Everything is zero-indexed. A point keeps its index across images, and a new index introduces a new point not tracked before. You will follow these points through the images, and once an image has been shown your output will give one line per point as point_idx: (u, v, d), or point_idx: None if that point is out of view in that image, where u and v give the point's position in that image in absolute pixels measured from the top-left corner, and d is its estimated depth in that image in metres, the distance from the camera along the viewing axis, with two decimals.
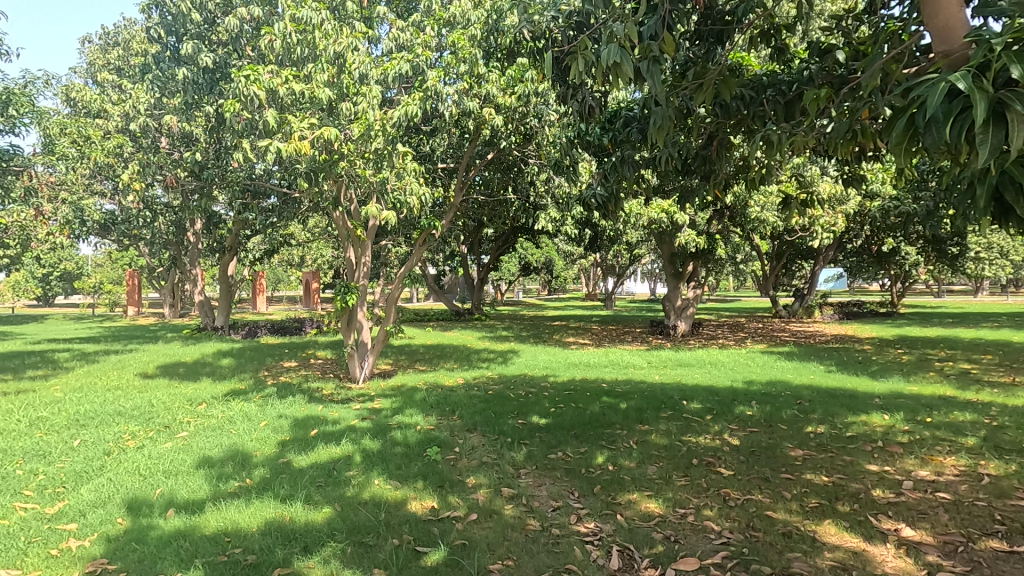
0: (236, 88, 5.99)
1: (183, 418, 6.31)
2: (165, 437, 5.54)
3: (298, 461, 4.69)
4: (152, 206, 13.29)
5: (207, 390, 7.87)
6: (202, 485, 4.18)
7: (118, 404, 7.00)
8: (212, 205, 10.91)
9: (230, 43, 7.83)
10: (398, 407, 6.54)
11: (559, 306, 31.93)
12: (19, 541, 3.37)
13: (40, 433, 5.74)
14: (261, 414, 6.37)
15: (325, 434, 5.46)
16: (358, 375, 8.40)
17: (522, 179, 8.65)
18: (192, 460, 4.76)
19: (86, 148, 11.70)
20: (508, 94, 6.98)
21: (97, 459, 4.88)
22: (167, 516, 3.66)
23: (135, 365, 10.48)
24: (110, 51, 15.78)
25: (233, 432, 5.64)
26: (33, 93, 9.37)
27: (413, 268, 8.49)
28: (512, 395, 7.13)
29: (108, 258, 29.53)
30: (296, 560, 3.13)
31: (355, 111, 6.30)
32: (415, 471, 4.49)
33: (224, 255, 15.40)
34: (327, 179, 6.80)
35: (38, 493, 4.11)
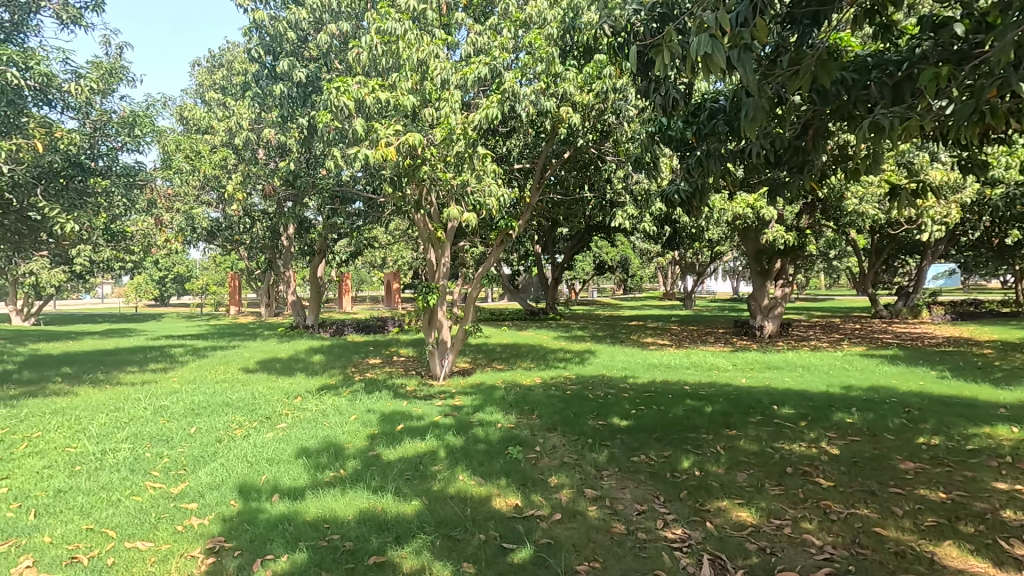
0: (328, 99, 6.33)
1: (283, 410, 6.78)
2: (267, 427, 5.98)
3: (387, 455, 4.90)
4: (252, 213, 14.32)
5: (302, 384, 8.41)
6: (303, 474, 4.46)
7: (226, 396, 7.64)
8: (304, 211, 11.61)
9: (321, 58, 8.23)
10: (479, 405, 6.67)
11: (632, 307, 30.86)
12: (151, 516, 3.74)
13: (163, 420, 6.38)
14: (351, 408, 6.71)
15: (411, 428, 5.68)
16: (439, 373, 8.63)
17: (599, 177, 8.60)
18: (291, 450, 5.11)
19: (197, 163, 12.91)
20: (585, 92, 6.90)
21: (210, 445, 5.35)
22: (273, 501, 3.96)
23: (237, 360, 11.38)
24: (216, 72, 17.30)
25: (326, 425, 5.98)
26: (154, 113, 10.43)
27: (491, 268, 8.59)
28: (591, 396, 7.05)
29: (215, 262, 32.56)
30: (389, 549, 3.26)
31: (438, 117, 6.51)
32: (498, 468, 4.57)
33: (315, 258, 16.44)
34: (410, 183, 7.08)
35: (164, 474, 4.55)
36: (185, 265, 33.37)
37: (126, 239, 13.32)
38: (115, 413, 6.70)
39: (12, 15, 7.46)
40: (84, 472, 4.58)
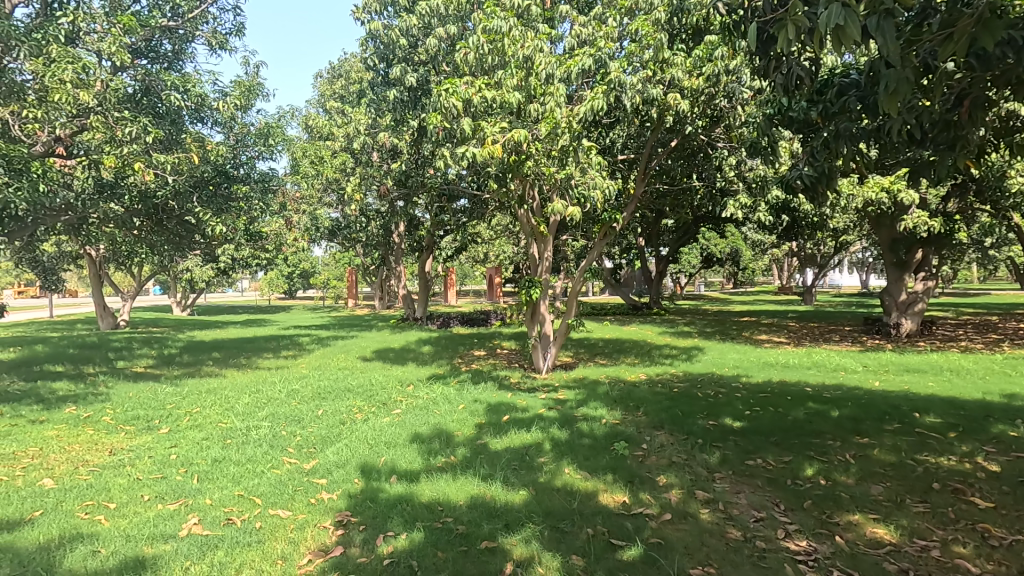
0: (437, 101, 6.59)
1: (397, 397, 7.22)
2: (384, 413, 6.40)
3: (494, 444, 5.05)
4: (367, 213, 15.35)
5: (413, 374, 8.89)
6: (417, 458, 4.73)
7: (347, 382, 8.29)
8: (413, 209, 12.21)
9: (430, 61, 8.60)
10: (583, 400, 6.65)
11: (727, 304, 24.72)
12: (289, 488, 4.16)
13: (295, 402, 7.07)
14: (459, 398, 6.99)
15: (516, 420, 5.80)
16: (542, 367, 8.72)
17: (709, 165, 8.27)
18: (406, 435, 5.42)
19: (321, 167, 14.06)
20: (694, 76, 6.57)
21: (336, 426, 5.85)
22: (392, 481, 4.24)
23: (356, 350, 12.29)
24: (335, 82, 18.70)
25: (437, 413, 6.27)
26: (284, 124, 11.53)
27: (594, 262, 8.49)
28: (700, 395, 6.75)
29: (335, 258, 35.31)
30: (500, 536, 3.36)
31: (542, 111, 6.51)
32: (604, 463, 4.52)
33: (423, 254, 17.24)
34: (515, 179, 7.20)
35: (298, 451, 5.04)
36: (310, 262, 36.55)
37: (262, 239, 14.87)
38: (257, 394, 7.53)
39: (173, 45, 8.58)
40: (234, 445, 5.19)
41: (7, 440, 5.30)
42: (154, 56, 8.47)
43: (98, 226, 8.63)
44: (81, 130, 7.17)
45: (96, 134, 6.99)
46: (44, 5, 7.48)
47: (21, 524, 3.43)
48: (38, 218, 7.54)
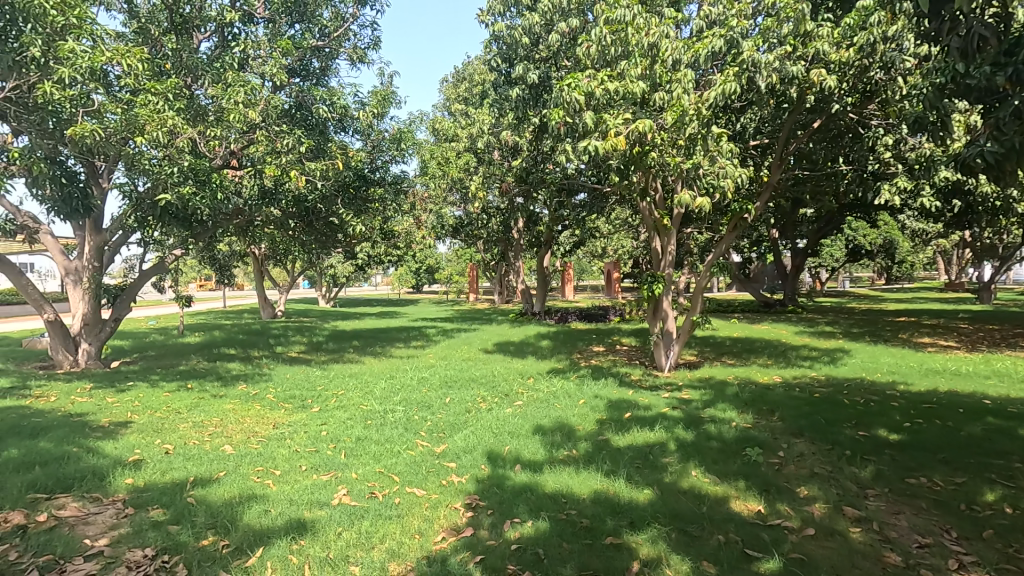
0: (559, 97, 6.60)
1: (518, 389, 7.41)
2: (507, 403, 6.61)
3: (616, 441, 4.99)
4: (489, 210, 15.86)
5: (533, 367, 9.06)
6: (540, 449, 4.82)
7: (472, 373, 8.67)
8: (533, 204, 12.39)
9: (552, 57, 8.68)
10: (710, 401, 6.32)
11: (871, 305, 21.09)
12: (422, 468, 4.46)
13: (425, 389, 7.54)
14: (579, 392, 7.00)
15: (639, 418, 5.67)
16: (664, 364, 8.41)
17: (859, 146, 7.44)
18: (528, 426, 5.54)
19: (447, 168, 14.78)
20: (843, 48, 5.92)
21: (462, 414, 6.14)
22: (516, 470, 4.36)
23: (478, 342, 12.80)
24: (460, 85, 19.51)
25: (558, 406, 6.33)
26: (414, 128, 12.28)
27: (722, 255, 7.99)
28: (847, 402, 6.09)
29: (458, 255, 37.02)
30: (625, 533, 3.31)
31: (669, 99, 6.26)
32: (736, 469, 4.27)
33: (542, 250, 17.44)
34: (637, 170, 7.02)
35: (429, 435, 5.38)
36: (435, 259, 38.59)
37: (394, 237, 16.01)
38: (392, 380, 8.16)
39: (321, 63, 9.53)
40: (373, 426, 5.67)
41: (196, 410, 6.28)
42: (306, 74, 9.43)
43: (262, 227, 9.86)
44: (249, 144, 8.24)
45: (260, 147, 7.98)
46: (221, 38, 8.68)
47: (211, 482, 4.05)
48: (217, 222, 8.79)
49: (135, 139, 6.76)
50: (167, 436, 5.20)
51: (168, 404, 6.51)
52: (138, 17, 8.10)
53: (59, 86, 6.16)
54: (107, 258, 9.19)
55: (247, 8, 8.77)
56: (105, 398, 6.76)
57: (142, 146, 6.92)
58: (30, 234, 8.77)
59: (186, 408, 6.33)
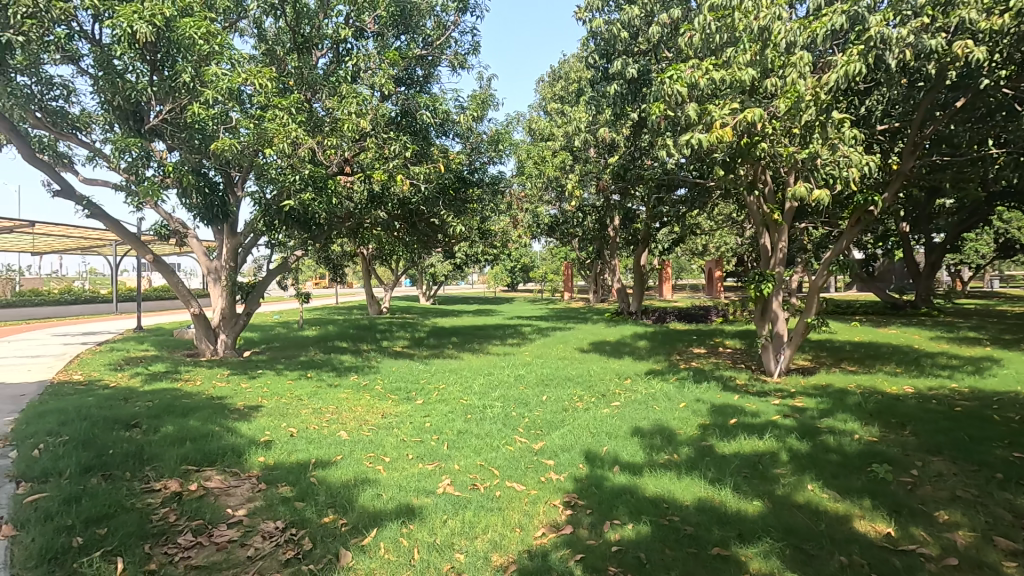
0: (660, 90, 6.41)
1: (615, 389, 7.30)
2: (604, 404, 6.53)
3: (721, 448, 4.76)
4: (585, 208, 15.75)
5: (631, 368, 8.88)
6: (639, 452, 4.71)
7: (568, 371, 8.67)
8: (631, 201, 12.14)
9: (652, 50, 8.47)
10: (827, 410, 5.83)
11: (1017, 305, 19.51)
12: (521, 464, 4.53)
13: (522, 386, 7.66)
14: (680, 395, 6.75)
15: (746, 424, 5.36)
16: (774, 369, 7.88)
17: (1014, 126, 6.52)
18: (627, 428, 5.44)
19: (543, 167, 14.89)
20: (994, 15, 5.22)
21: (559, 412, 6.16)
22: (615, 471, 4.31)
23: (573, 341, 12.76)
24: (556, 84, 19.54)
25: (657, 409, 6.15)
26: (511, 129, 12.50)
27: (843, 252, 7.32)
28: (997, 418, 5.35)
29: (552, 254, 37.14)
30: (734, 545, 3.16)
31: (782, 86, 5.87)
32: (859, 485, 3.90)
33: (639, 248, 17.02)
34: (745, 163, 6.65)
35: (527, 432, 5.46)
36: (530, 257, 38.92)
37: (492, 237, 16.40)
38: (490, 376, 8.37)
39: (424, 71, 10.01)
40: (473, 420, 5.86)
41: (315, 397, 6.85)
42: (411, 82, 9.93)
43: (370, 229, 10.52)
44: (361, 152, 8.83)
45: (370, 153, 8.50)
46: (336, 54, 9.35)
47: (330, 464, 4.40)
48: (332, 225, 9.51)
49: (264, 151, 7.47)
50: (291, 420, 5.72)
51: (291, 392, 7.15)
52: (267, 40, 8.96)
53: (204, 106, 6.97)
54: (241, 259, 10.31)
55: (358, 24, 9.33)
56: (239, 383, 7.57)
57: (270, 157, 7.65)
58: (180, 238, 10.01)
59: (307, 396, 6.93)
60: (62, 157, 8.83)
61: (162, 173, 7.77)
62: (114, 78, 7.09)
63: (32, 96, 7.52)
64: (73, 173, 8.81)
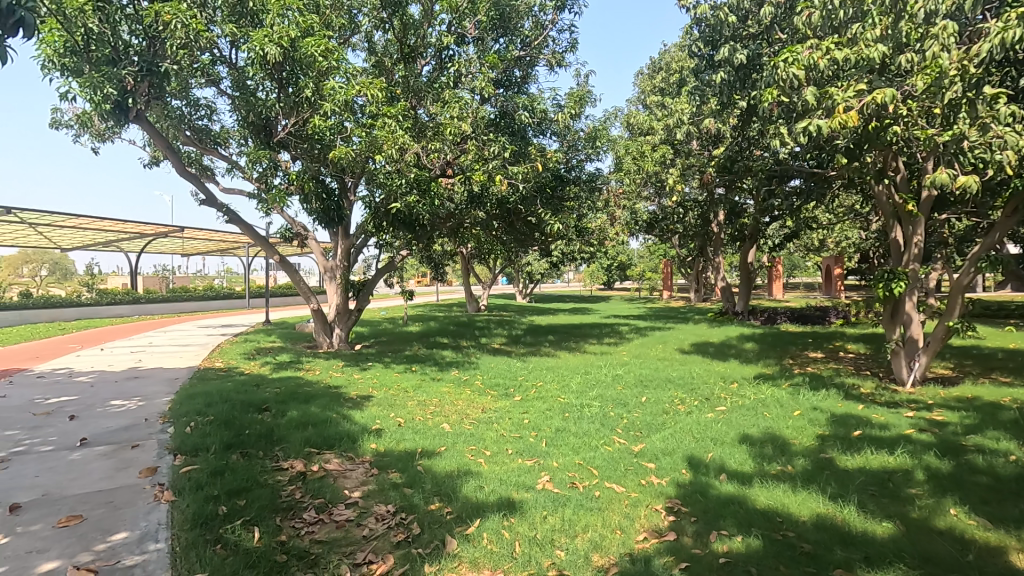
0: (774, 75, 5.99)
1: (720, 393, 6.94)
2: (708, 408, 6.24)
3: (843, 461, 4.36)
4: (686, 203, 15.12)
5: (737, 371, 8.39)
6: (748, 461, 4.45)
7: (669, 373, 8.38)
8: (737, 195, 11.46)
9: (763, 33, 7.92)
10: (974, 425, 5.14)
11: None
12: (621, 465, 4.45)
13: (620, 386, 7.52)
14: (794, 402, 6.27)
15: (873, 438, 4.87)
16: (907, 378, 7.07)
17: None
18: (734, 434, 5.16)
19: (642, 162, 14.49)
20: None
21: (660, 415, 5.98)
22: (721, 479, 4.10)
23: (674, 341, 12.31)
24: (656, 76, 18.93)
25: (767, 416, 5.77)
26: (610, 125, 12.31)
27: (996, 246, 6.39)
28: None
29: (651, 251, 36.06)
30: (859, 568, 2.88)
31: (919, 61, 5.25)
32: (1017, 514, 3.40)
33: (747, 244, 16.03)
34: (873, 149, 6.03)
35: (626, 433, 5.35)
36: (627, 255, 38.10)
37: (589, 234, 16.24)
38: (587, 376, 8.30)
39: (522, 72, 10.14)
40: (571, 419, 5.85)
41: (420, 390, 7.19)
42: (510, 84, 10.10)
43: (470, 229, 10.84)
44: (462, 155, 9.14)
45: (470, 155, 8.75)
46: (439, 61, 9.74)
47: (434, 454, 4.61)
48: (434, 225, 9.92)
49: (374, 157, 7.96)
50: (399, 411, 6.05)
51: (398, 384, 7.57)
52: (377, 53, 9.53)
53: (323, 118, 7.58)
54: (352, 258, 11.07)
55: (460, 31, 9.64)
56: (352, 374, 8.14)
57: (379, 163, 8.13)
58: (301, 240, 10.95)
59: (412, 388, 7.29)
60: (207, 169, 10.02)
61: (287, 181, 8.53)
62: (248, 97, 7.94)
63: (184, 117, 8.60)
64: (215, 184, 9.96)
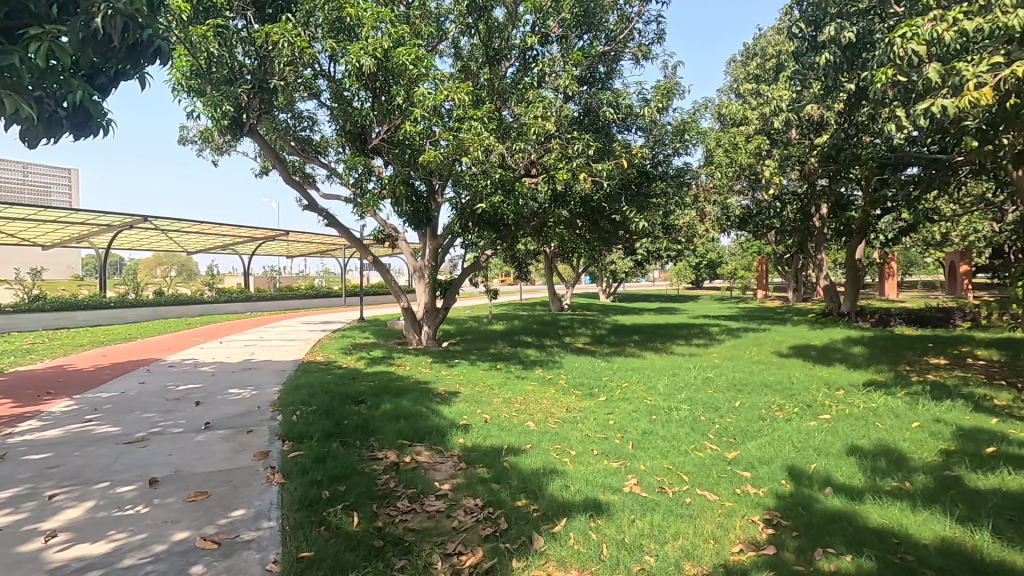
0: (889, 52, 5.47)
1: (824, 400, 6.43)
2: (810, 415, 5.81)
3: (974, 481, 3.89)
4: (784, 196, 14.18)
5: (844, 377, 7.74)
6: (858, 474, 4.09)
7: (765, 377, 7.89)
8: (844, 185, 10.58)
9: (875, 7, 7.25)
10: None
11: None
12: (713, 472, 4.25)
13: (711, 390, 7.19)
14: (912, 413, 5.69)
15: (1011, 456, 4.30)
16: None
17: None
18: (840, 445, 4.76)
19: (735, 154, 13.77)
20: None
21: (755, 421, 5.65)
22: (827, 493, 3.80)
23: (770, 344, 11.58)
24: (750, 62, 17.93)
25: (880, 427, 5.27)
26: (699, 117, 11.81)
27: None
28: None
29: (744, 248, 34.23)
30: None
31: None
32: None
33: (854, 239, 14.76)
34: (1012, 127, 5.34)
35: (718, 439, 5.11)
36: (718, 253, 36.37)
37: (676, 231, 15.70)
38: (675, 378, 8.02)
39: (607, 67, 10.00)
40: (659, 421, 5.67)
41: (505, 388, 7.30)
42: (595, 80, 9.99)
43: (553, 228, 10.82)
44: (546, 153, 9.15)
45: (554, 154, 8.75)
46: (524, 61, 9.83)
47: (520, 451, 4.65)
48: (518, 225, 10.02)
49: (461, 160, 8.16)
50: (485, 407, 6.18)
51: (484, 381, 7.72)
52: (463, 58, 9.78)
53: (413, 124, 7.89)
54: (440, 258, 11.44)
55: (543, 30, 9.66)
56: (440, 371, 8.42)
57: (465, 165, 8.33)
58: (392, 241, 11.48)
59: (498, 386, 7.42)
60: (309, 177, 10.78)
61: (380, 185, 8.96)
62: (345, 107, 8.44)
63: (289, 129, 9.31)
64: (316, 190, 10.69)
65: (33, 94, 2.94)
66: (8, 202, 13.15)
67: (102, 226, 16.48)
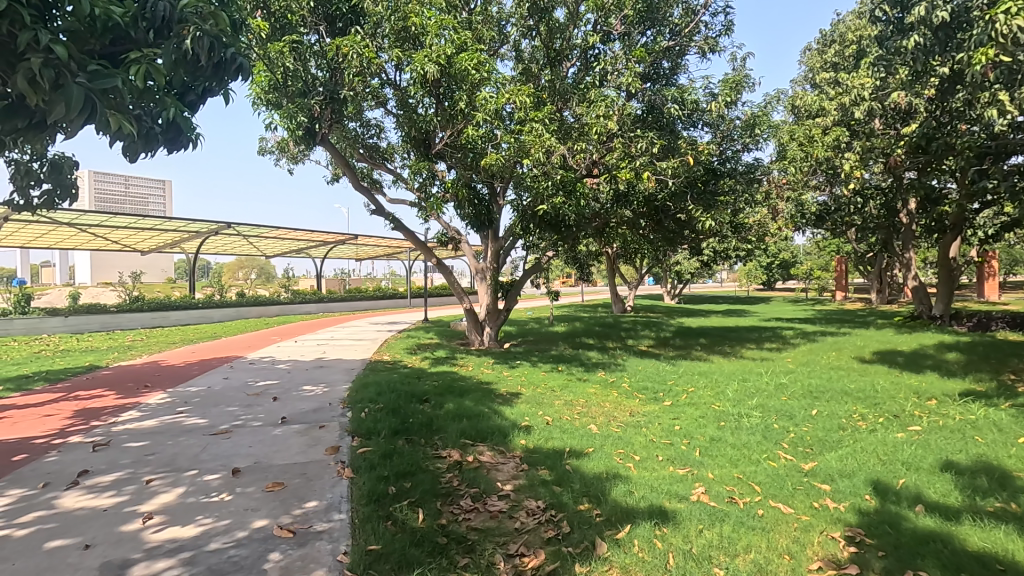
0: (989, 31, 5.00)
1: (914, 411, 5.95)
2: (897, 426, 5.39)
3: None
4: (866, 190, 13.28)
5: (937, 385, 7.12)
6: (955, 493, 3.75)
7: (845, 384, 7.40)
8: (935, 178, 9.77)
9: None
10: None
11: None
12: (788, 484, 4.03)
13: (784, 396, 6.83)
14: (1018, 427, 5.15)
15: None
16: None
17: None
18: (932, 459, 4.39)
19: (810, 147, 13.05)
20: None
21: (834, 431, 5.31)
22: (917, 511, 3.51)
23: (851, 348, 10.85)
24: (827, 50, 16.95)
25: (979, 441, 4.81)
26: (771, 109, 11.29)
27: None
28: None
29: (821, 247, 32.31)
30: None
31: None
32: None
33: (948, 235, 13.55)
34: None
35: (794, 448, 4.83)
36: (792, 252, 34.55)
37: (746, 230, 15.08)
38: (745, 383, 7.68)
39: (671, 62, 9.75)
40: (728, 428, 5.44)
41: (567, 390, 7.25)
42: (659, 77, 9.77)
43: (616, 228, 10.64)
44: (608, 152, 9.01)
45: (616, 153, 8.61)
46: (585, 61, 9.76)
47: (582, 455, 4.60)
48: (580, 225, 9.91)
49: (522, 162, 8.20)
50: (547, 409, 6.16)
51: (545, 383, 7.71)
52: (525, 61, 9.83)
53: (475, 128, 8.01)
54: (501, 260, 11.54)
55: (605, 28, 9.57)
56: (502, 372, 8.48)
57: (526, 167, 8.36)
58: (456, 243, 11.69)
59: (559, 388, 7.39)
60: (376, 183, 11.17)
61: (443, 189, 9.14)
62: (410, 113, 8.69)
63: (358, 136, 9.71)
64: (383, 194, 11.07)
65: (133, 112, 3.23)
66: (113, 211, 14.48)
67: (192, 232, 17.81)
